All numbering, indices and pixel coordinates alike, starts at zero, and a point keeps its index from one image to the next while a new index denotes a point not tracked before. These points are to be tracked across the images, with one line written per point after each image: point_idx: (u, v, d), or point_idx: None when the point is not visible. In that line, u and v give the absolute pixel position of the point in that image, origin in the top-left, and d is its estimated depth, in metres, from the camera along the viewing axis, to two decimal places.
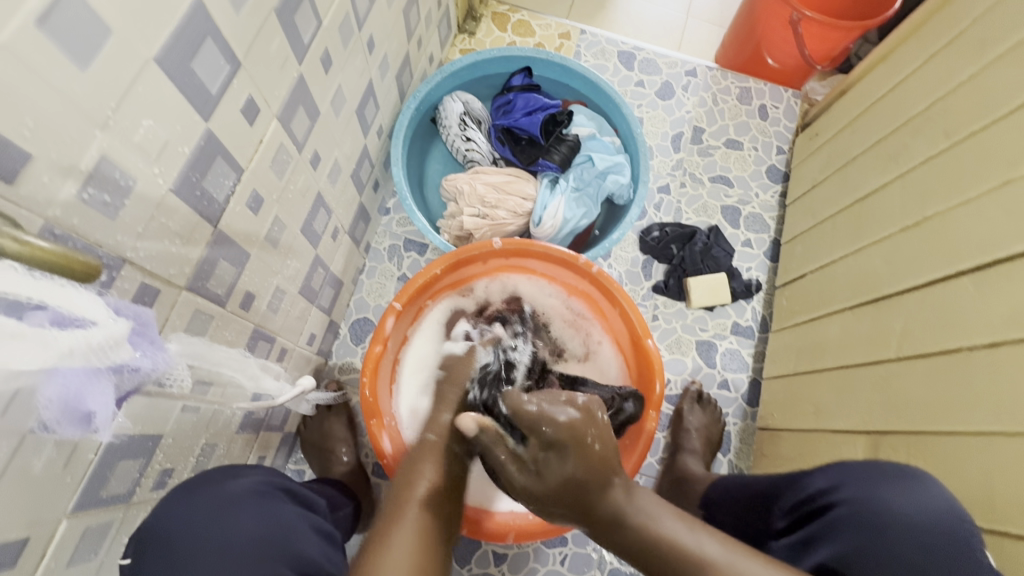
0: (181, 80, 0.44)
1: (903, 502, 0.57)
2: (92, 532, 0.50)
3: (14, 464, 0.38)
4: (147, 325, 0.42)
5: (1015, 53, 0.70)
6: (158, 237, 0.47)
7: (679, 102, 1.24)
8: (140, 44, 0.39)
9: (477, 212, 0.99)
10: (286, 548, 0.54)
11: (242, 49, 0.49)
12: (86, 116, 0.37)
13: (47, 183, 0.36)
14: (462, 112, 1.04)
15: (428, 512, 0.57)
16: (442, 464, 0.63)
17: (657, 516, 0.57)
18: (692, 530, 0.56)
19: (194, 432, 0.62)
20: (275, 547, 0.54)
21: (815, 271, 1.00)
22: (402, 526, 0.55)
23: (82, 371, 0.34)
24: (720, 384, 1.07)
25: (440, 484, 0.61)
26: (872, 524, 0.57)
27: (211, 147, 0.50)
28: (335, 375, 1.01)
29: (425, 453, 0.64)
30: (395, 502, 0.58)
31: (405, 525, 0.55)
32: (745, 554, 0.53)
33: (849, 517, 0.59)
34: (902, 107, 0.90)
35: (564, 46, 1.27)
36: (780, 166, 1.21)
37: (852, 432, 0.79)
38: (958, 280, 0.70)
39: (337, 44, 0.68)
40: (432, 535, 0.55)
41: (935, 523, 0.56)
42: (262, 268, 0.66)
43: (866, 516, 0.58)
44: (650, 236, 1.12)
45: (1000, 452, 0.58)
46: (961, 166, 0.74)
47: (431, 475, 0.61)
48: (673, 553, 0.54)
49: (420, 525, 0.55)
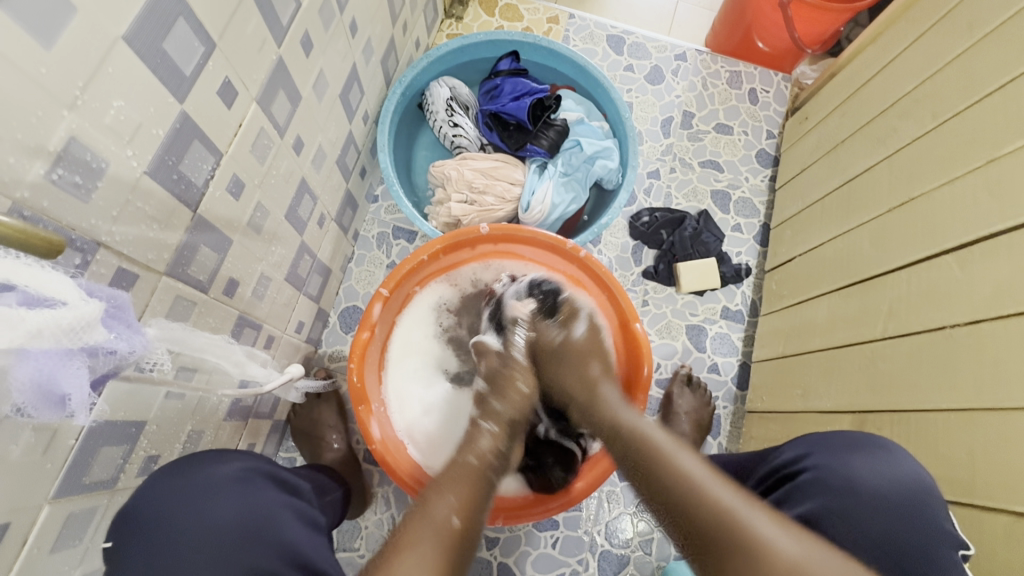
0: (153, 61, 0.43)
1: (869, 469, 0.59)
2: (76, 517, 0.50)
3: None
4: (122, 308, 0.42)
5: (1002, 32, 0.70)
6: (134, 221, 0.46)
7: (669, 86, 1.23)
8: (108, 22, 0.38)
9: (463, 197, 0.98)
10: (265, 539, 0.54)
11: (217, 29, 0.48)
12: (52, 95, 0.36)
13: (14, 165, 0.35)
14: (449, 97, 1.03)
15: (456, 533, 0.54)
16: (472, 488, 0.59)
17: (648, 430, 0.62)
18: (678, 447, 0.59)
19: (180, 419, 0.62)
20: (252, 541, 0.53)
21: (803, 254, 1.00)
22: (426, 539, 0.53)
23: (55, 353, 0.34)
24: (710, 368, 1.07)
25: (472, 506, 0.58)
26: (842, 489, 0.58)
27: (187, 130, 0.49)
28: (325, 363, 1.01)
29: (465, 476, 0.60)
30: (421, 515, 0.56)
31: (433, 542, 0.53)
32: (721, 481, 0.54)
33: (816, 482, 0.59)
34: (891, 87, 0.89)
35: (552, 30, 1.25)
36: (770, 150, 1.21)
37: (837, 412, 0.80)
38: (942, 259, 0.70)
39: (318, 27, 0.67)
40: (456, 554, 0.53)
41: (901, 490, 0.57)
42: (245, 254, 0.66)
43: (834, 483, 0.59)
44: (640, 222, 1.12)
45: (982, 429, 0.59)
46: (948, 146, 0.74)
47: (452, 495, 0.57)
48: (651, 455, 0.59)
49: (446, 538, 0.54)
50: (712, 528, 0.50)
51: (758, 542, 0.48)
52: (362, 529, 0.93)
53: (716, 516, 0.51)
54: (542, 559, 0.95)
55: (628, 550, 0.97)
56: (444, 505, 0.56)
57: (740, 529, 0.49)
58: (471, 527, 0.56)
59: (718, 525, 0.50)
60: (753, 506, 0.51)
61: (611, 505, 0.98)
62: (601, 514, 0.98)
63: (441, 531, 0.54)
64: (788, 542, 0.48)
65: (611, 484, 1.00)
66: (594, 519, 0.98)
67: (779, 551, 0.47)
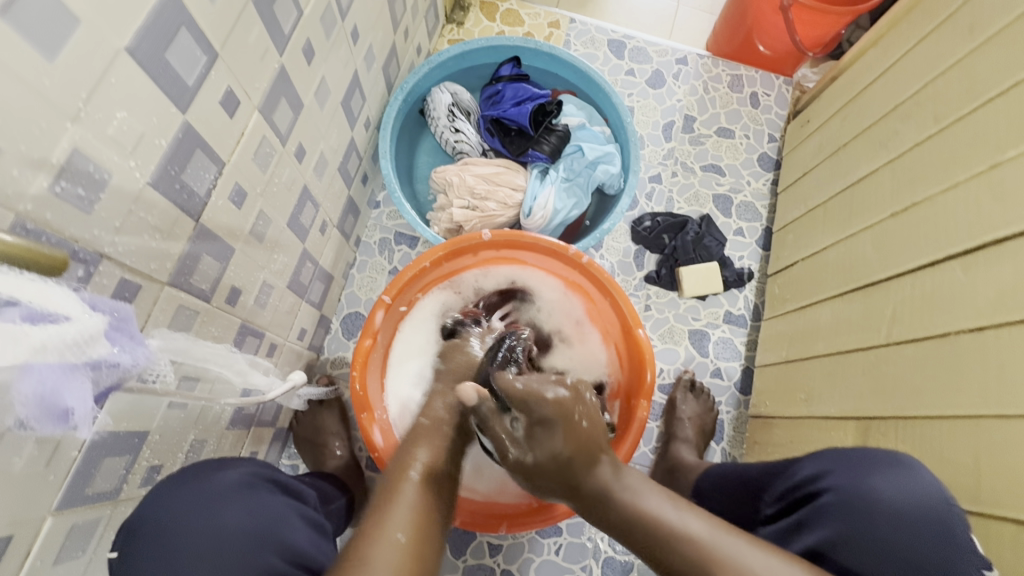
0: (155, 71, 0.43)
1: (892, 486, 0.58)
2: (78, 529, 0.50)
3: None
4: (125, 320, 0.42)
5: (1003, 36, 0.70)
6: (137, 231, 0.46)
7: (670, 91, 1.23)
8: (110, 33, 0.38)
9: (466, 203, 0.98)
10: (277, 541, 0.54)
11: (220, 39, 0.48)
12: (56, 107, 0.36)
13: (17, 177, 0.35)
14: (450, 103, 1.03)
15: (423, 494, 0.55)
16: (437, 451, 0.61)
17: (642, 498, 0.55)
18: (676, 509, 0.54)
19: (182, 428, 0.61)
20: (269, 542, 0.53)
21: (806, 259, 1.00)
22: (397, 503, 0.53)
23: (59, 367, 0.34)
24: (713, 373, 1.07)
25: (435, 460, 0.60)
26: (865, 513, 0.57)
27: (190, 140, 0.49)
28: (328, 370, 1.01)
29: (419, 433, 0.63)
30: (387, 483, 0.56)
31: (402, 500, 0.53)
32: (726, 533, 0.52)
33: (841, 507, 0.59)
34: (893, 91, 0.89)
35: (553, 35, 1.26)
36: (772, 154, 1.21)
37: (841, 418, 0.80)
38: (946, 264, 0.69)
39: (320, 35, 0.67)
40: (431, 512, 0.54)
41: (919, 505, 0.57)
42: (247, 262, 0.66)
43: (857, 505, 0.58)
44: (642, 226, 1.12)
45: (988, 435, 0.58)
46: (950, 151, 0.74)
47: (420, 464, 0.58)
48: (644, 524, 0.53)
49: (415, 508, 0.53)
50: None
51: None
52: None
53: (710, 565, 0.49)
54: (545, 566, 0.95)
55: (632, 556, 0.96)
56: (410, 472, 0.57)
57: None
58: (436, 483, 0.58)
59: (707, 573, 0.49)
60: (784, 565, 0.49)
61: None
62: None
63: (413, 497, 0.54)
64: None
65: None
66: (597, 526, 0.97)
67: None
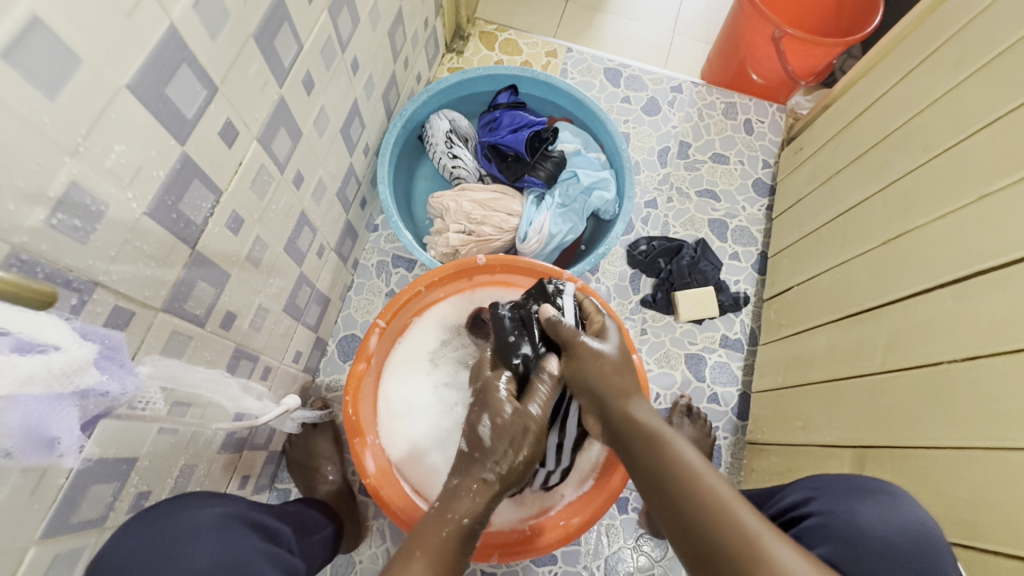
0: (155, 106, 0.44)
1: (874, 516, 0.56)
2: (62, 557, 0.49)
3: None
4: (116, 348, 0.43)
5: (988, 69, 0.72)
6: (132, 260, 0.47)
7: (665, 117, 1.25)
8: (112, 72, 0.39)
9: (462, 228, 0.99)
10: None
11: (220, 74, 0.50)
12: (55, 144, 0.37)
13: (13, 211, 0.36)
14: (449, 130, 1.05)
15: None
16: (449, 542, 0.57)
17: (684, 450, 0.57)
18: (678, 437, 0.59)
19: (172, 453, 0.61)
20: None
21: (800, 284, 1.01)
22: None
23: (46, 398, 0.34)
24: (710, 398, 1.06)
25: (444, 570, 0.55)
26: (848, 537, 0.55)
27: (187, 170, 0.50)
28: (322, 393, 1.01)
29: (432, 522, 0.59)
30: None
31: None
32: (716, 472, 0.54)
33: (825, 527, 0.58)
34: (882, 122, 0.91)
35: (551, 64, 1.29)
36: (766, 180, 1.22)
37: (838, 446, 0.79)
38: (937, 293, 0.70)
39: (320, 66, 0.69)
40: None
41: (911, 540, 0.54)
42: (243, 287, 0.66)
43: (842, 527, 0.57)
44: (637, 250, 1.12)
45: (986, 471, 0.58)
46: (940, 181, 0.75)
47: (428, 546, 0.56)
48: (688, 475, 0.54)
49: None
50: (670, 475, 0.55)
51: (732, 526, 0.48)
52: (357, 563, 0.92)
53: (739, 541, 0.47)
54: None
55: None
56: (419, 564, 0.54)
57: (722, 514, 0.49)
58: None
59: (673, 467, 0.55)
60: (743, 502, 0.50)
61: (610, 539, 0.96)
62: (601, 548, 0.96)
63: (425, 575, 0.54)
64: (771, 538, 0.46)
65: (610, 517, 0.98)
66: (593, 554, 0.95)
67: (745, 530, 0.47)
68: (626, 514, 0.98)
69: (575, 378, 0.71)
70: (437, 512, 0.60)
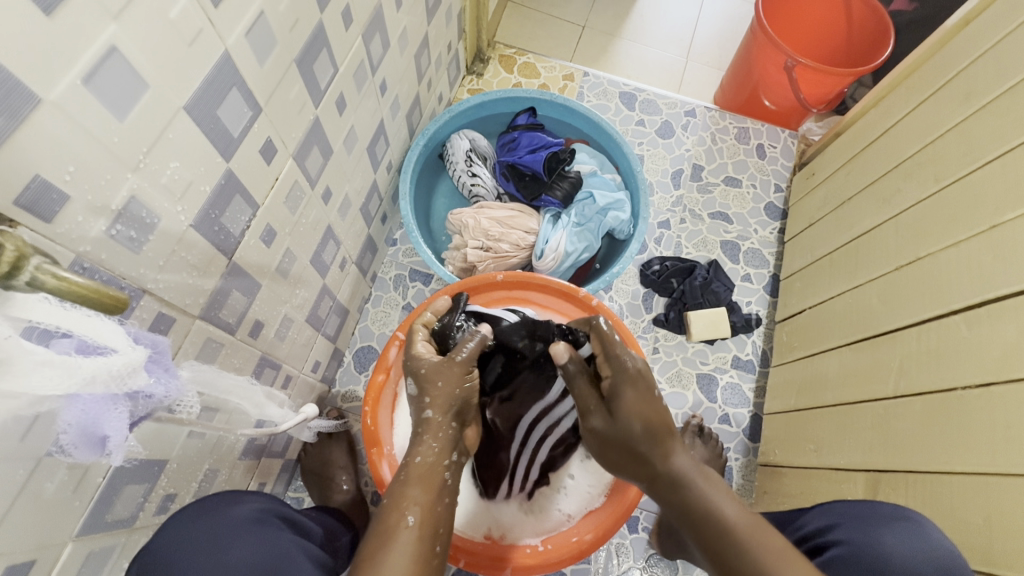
0: (207, 126, 0.47)
1: (900, 548, 0.56)
2: (96, 554, 0.51)
3: (37, 473, 0.40)
4: (163, 353, 0.44)
5: (998, 103, 0.74)
6: (177, 269, 0.49)
7: (678, 141, 1.28)
8: (173, 95, 0.42)
9: (480, 244, 1.02)
10: None
11: (264, 95, 0.53)
12: (120, 160, 0.40)
13: (81, 223, 0.39)
14: (468, 149, 1.08)
15: (420, 535, 0.51)
16: (427, 494, 0.55)
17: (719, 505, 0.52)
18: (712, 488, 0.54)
19: (199, 457, 0.63)
20: None
21: (813, 307, 1.01)
22: (395, 558, 0.49)
23: (102, 398, 0.37)
24: (722, 419, 1.07)
25: (435, 515, 0.54)
26: (875, 569, 0.55)
27: (231, 186, 0.53)
28: (338, 403, 1.02)
29: (414, 476, 0.56)
30: (381, 528, 0.52)
31: (398, 549, 0.50)
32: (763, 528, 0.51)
33: (850, 559, 0.57)
34: (895, 150, 0.92)
35: (567, 87, 1.32)
36: (778, 204, 1.24)
37: (852, 470, 0.79)
38: (949, 319, 0.71)
39: (352, 88, 0.72)
40: (428, 557, 0.51)
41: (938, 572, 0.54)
42: (272, 297, 0.69)
43: (866, 560, 0.56)
44: (650, 270, 1.14)
45: (1006, 494, 0.57)
46: (954, 209, 0.76)
47: (416, 501, 0.54)
48: (737, 544, 0.49)
49: (414, 549, 0.50)
50: (723, 535, 0.50)
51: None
52: None
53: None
54: None
55: None
56: (405, 510, 0.53)
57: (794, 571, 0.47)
58: (435, 523, 0.54)
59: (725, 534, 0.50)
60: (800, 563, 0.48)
61: (620, 559, 0.96)
62: (610, 568, 0.96)
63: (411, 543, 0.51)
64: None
65: (620, 536, 0.98)
66: (603, 572, 0.95)
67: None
68: (636, 533, 0.98)
69: (591, 432, 0.61)
70: (406, 460, 0.59)
